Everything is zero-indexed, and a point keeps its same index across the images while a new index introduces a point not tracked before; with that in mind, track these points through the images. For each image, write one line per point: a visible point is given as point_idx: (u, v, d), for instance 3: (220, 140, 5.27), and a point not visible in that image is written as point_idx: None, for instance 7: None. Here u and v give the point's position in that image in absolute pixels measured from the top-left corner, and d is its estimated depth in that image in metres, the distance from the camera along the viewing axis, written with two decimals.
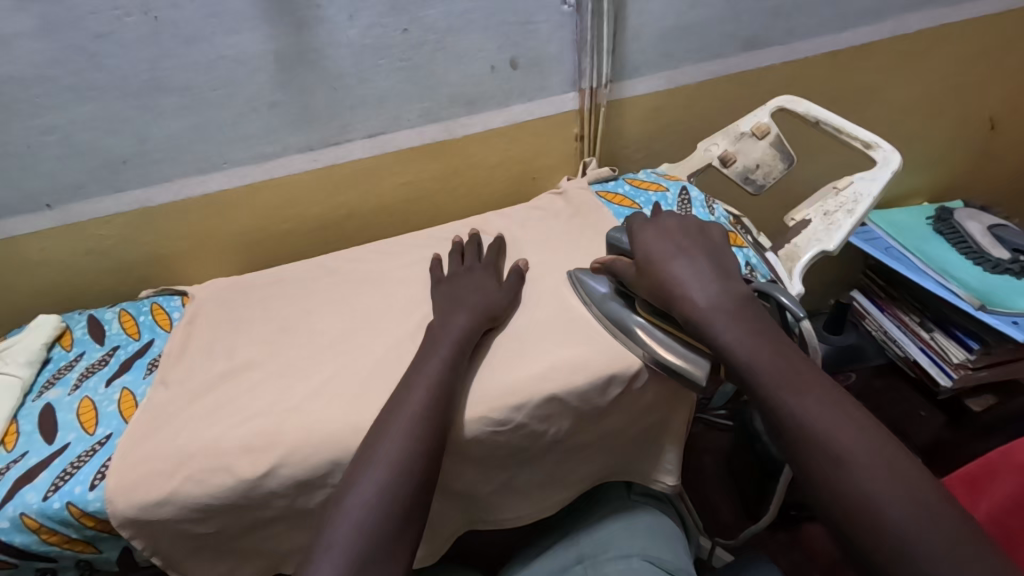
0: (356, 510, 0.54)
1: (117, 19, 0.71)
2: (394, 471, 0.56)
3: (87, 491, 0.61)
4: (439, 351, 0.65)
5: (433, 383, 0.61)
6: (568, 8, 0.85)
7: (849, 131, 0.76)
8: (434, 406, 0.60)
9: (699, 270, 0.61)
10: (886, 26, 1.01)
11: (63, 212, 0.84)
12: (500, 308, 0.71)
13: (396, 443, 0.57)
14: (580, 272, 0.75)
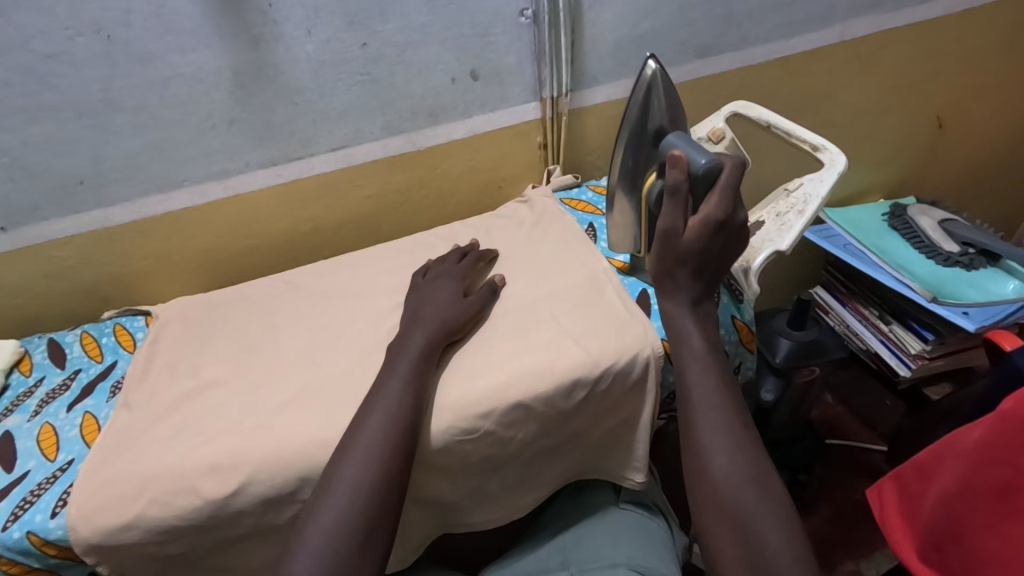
0: (324, 532, 0.54)
1: (68, 40, 0.71)
2: (356, 491, 0.56)
3: (48, 519, 0.60)
4: (400, 368, 0.65)
5: (402, 397, 0.62)
6: (525, 20, 0.87)
7: (798, 134, 0.78)
8: (399, 422, 0.60)
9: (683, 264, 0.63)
10: (832, 32, 1.05)
11: (18, 235, 0.83)
12: (462, 319, 0.71)
13: (363, 461, 0.58)
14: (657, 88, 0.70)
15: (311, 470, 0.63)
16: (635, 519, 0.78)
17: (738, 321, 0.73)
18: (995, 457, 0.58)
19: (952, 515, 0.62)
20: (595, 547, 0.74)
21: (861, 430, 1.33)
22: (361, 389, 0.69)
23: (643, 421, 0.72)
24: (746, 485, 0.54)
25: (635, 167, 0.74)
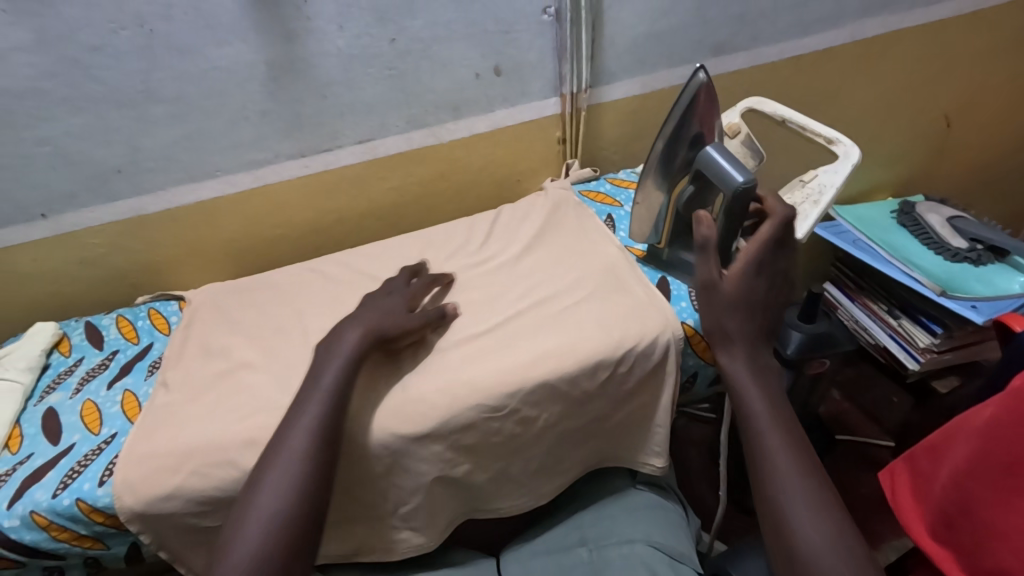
0: (248, 545, 0.53)
1: (112, 32, 0.74)
2: (277, 504, 0.55)
3: (97, 487, 0.63)
4: (320, 380, 0.63)
5: (330, 401, 0.61)
6: (547, 17, 0.90)
7: (813, 129, 0.81)
8: (326, 429, 0.60)
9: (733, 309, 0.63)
10: (844, 32, 1.08)
11: (57, 222, 0.86)
12: (403, 328, 0.70)
13: (283, 476, 0.57)
14: (701, 95, 0.66)
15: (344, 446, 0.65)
16: (652, 502, 0.81)
17: None
18: (1000, 434, 0.61)
19: (960, 492, 0.64)
20: (614, 526, 0.77)
21: (869, 426, 1.35)
22: (390, 369, 0.71)
23: (663, 403, 0.74)
24: (806, 506, 0.53)
25: (669, 169, 0.71)
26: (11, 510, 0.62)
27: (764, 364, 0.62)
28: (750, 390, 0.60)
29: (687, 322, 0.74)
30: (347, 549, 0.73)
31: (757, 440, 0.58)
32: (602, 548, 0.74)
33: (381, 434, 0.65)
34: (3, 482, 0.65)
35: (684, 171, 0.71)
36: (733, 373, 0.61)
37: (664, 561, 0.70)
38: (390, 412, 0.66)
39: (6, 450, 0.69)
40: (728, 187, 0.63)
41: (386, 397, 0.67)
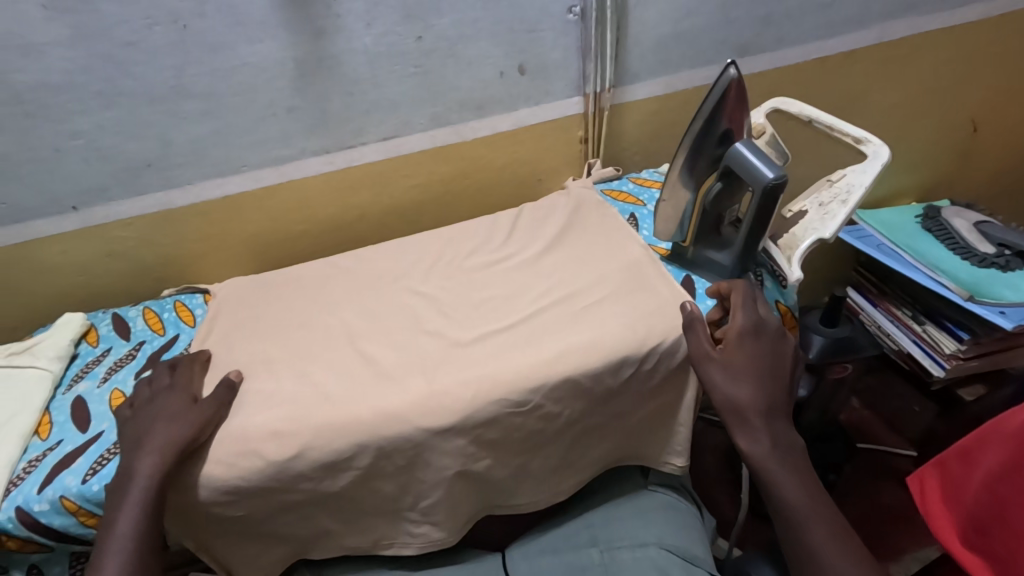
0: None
1: (147, 28, 0.75)
2: (130, 542, 0.59)
3: None
4: (153, 434, 0.63)
5: (164, 453, 0.61)
6: (572, 17, 0.90)
7: (840, 128, 0.80)
8: (164, 473, 0.61)
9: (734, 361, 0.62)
10: (870, 33, 1.07)
11: (87, 214, 0.87)
12: (193, 427, 0.64)
13: (130, 519, 0.59)
14: (734, 90, 0.65)
15: (366, 439, 0.65)
16: (665, 503, 0.80)
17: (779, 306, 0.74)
18: None
19: (993, 497, 0.63)
20: (621, 526, 0.78)
21: (890, 434, 1.33)
22: (413, 363, 0.72)
23: (686, 403, 0.74)
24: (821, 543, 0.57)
25: (697, 165, 0.70)
26: (41, 494, 0.63)
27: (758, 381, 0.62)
28: (782, 478, 0.58)
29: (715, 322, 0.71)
30: (367, 541, 0.73)
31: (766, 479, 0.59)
32: (614, 550, 0.74)
33: (405, 427, 0.66)
34: (33, 467, 0.66)
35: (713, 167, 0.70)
36: (735, 402, 0.61)
37: (680, 567, 0.71)
38: (414, 405, 0.66)
39: (36, 436, 0.70)
40: (758, 182, 0.63)
41: (410, 391, 0.67)
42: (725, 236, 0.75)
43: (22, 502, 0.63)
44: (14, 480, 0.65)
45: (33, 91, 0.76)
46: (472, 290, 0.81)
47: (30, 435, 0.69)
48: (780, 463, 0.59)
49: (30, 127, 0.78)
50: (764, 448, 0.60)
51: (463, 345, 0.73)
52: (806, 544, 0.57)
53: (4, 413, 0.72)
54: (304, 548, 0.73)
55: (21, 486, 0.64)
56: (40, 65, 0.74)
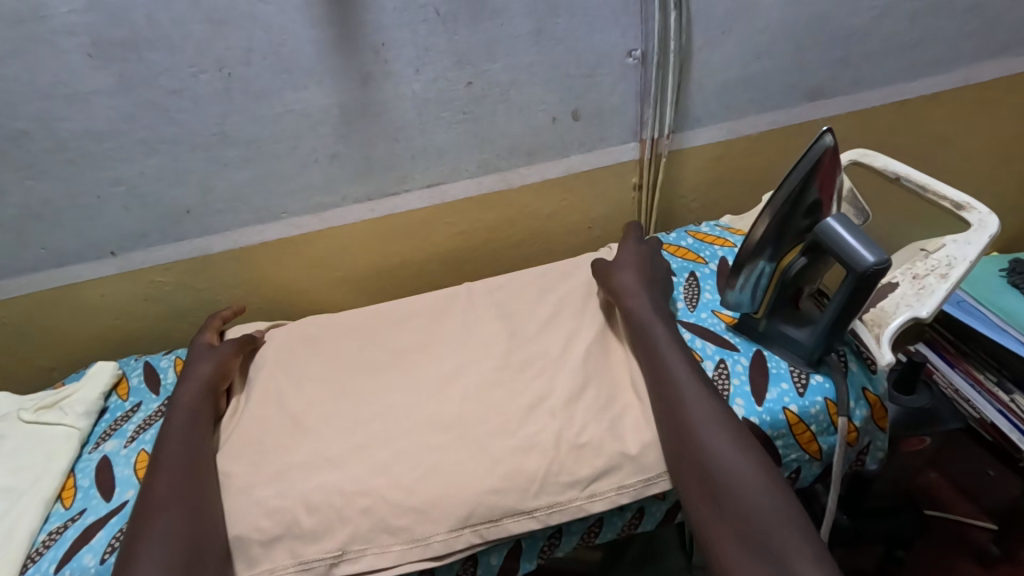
0: (163, 487, 0.59)
1: (192, 76, 0.73)
2: (180, 460, 0.62)
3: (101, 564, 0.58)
4: (193, 369, 0.74)
5: (203, 384, 0.72)
6: (632, 61, 0.85)
7: (935, 189, 0.71)
8: (195, 441, 0.65)
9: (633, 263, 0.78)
10: (957, 75, 0.98)
11: (125, 259, 0.85)
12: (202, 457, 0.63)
13: (178, 441, 0.64)
14: (825, 158, 0.56)
15: (401, 527, 0.59)
16: None
17: (867, 393, 0.64)
18: None
19: None
20: None
21: (961, 501, 1.21)
22: (458, 437, 0.65)
23: None
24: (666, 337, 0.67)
25: (778, 239, 0.62)
26: (59, 574, 0.58)
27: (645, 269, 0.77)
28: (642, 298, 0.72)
29: (790, 408, 0.62)
30: (332, 550, 0.58)
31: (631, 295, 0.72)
32: None
33: (443, 519, 0.59)
34: (53, 540, 0.62)
35: (795, 239, 0.62)
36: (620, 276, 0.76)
37: None
38: (455, 491, 0.60)
39: (60, 503, 0.66)
40: (853, 264, 0.55)
41: (451, 471, 0.62)
42: (804, 310, 0.67)
43: None
44: (33, 553, 0.61)
45: (76, 139, 0.74)
46: (519, 352, 0.75)
47: (53, 501, 0.66)
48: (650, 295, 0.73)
49: (72, 174, 0.76)
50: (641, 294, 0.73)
51: (505, 416, 0.67)
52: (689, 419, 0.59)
53: (31, 474, 0.69)
54: (256, 571, 0.57)
55: (39, 561, 0.60)
56: (85, 113, 0.72)
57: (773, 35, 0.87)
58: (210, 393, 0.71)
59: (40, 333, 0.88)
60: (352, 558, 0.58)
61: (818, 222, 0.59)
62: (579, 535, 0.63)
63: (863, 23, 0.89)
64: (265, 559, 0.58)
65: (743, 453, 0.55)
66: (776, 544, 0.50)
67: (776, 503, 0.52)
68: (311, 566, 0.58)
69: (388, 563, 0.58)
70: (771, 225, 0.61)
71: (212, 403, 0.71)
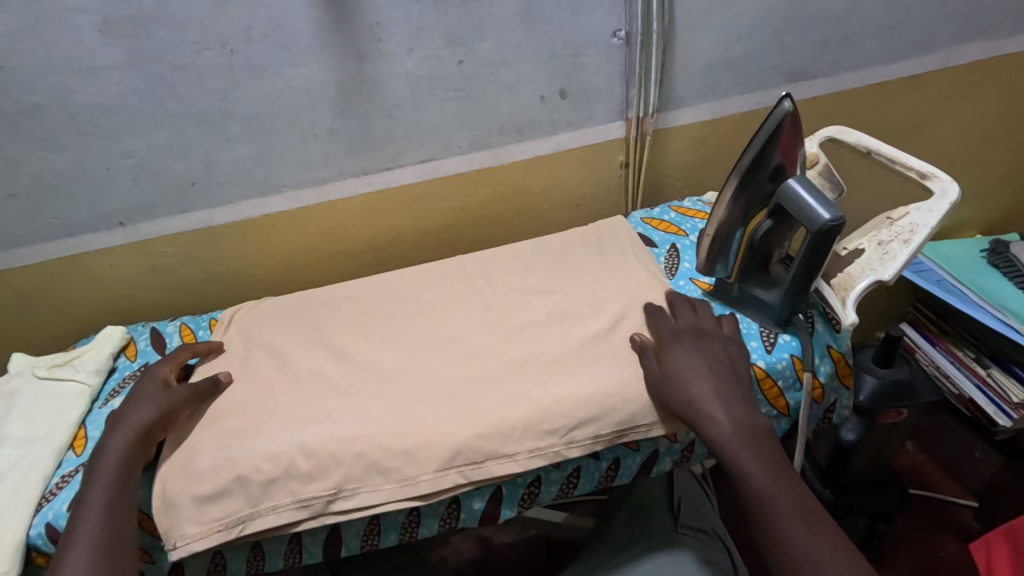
0: (78, 574, 0.55)
1: (196, 53, 0.77)
2: (100, 514, 0.59)
3: None
4: (138, 407, 0.66)
5: (140, 431, 0.64)
6: (617, 41, 0.88)
7: (903, 161, 0.74)
8: (120, 485, 0.61)
9: (679, 337, 0.67)
10: (936, 58, 1.01)
11: (133, 230, 0.89)
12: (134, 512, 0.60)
13: (103, 496, 0.60)
14: (787, 120, 0.60)
15: (391, 468, 0.63)
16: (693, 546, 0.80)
17: (832, 351, 0.68)
18: None
19: None
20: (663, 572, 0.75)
21: (946, 482, 1.23)
22: (446, 391, 0.69)
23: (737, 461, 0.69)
24: (735, 424, 0.60)
25: (746, 203, 0.65)
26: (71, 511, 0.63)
27: (695, 348, 0.66)
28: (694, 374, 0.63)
29: (758, 364, 0.66)
30: (328, 489, 0.63)
31: (685, 371, 0.64)
32: None
33: (431, 461, 0.63)
34: (66, 483, 0.66)
35: (762, 202, 0.66)
36: (662, 342, 0.68)
37: None
38: (441, 438, 0.64)
39: (72, 451, 0.70)
40: (813, 222, 0.59)
41: (438, 422, 0.65)
42: (774, 274, 0.70)
43: (53, 518, 0.63)
44: (47, 494, 0.66)
45: (87, 112, 0.78)
46: (505, 316, 0.79)
47: (66, 449, 0.70)
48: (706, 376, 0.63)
49: (83, 146, 0.80)
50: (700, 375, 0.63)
51: (491, 375, 0.71)
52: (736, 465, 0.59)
53: (43, 427, 0.73)
54: (257, 510, 0.62)
55: (52, 501, 0.65)
56: (96, 87, 0.76)
57: (754, 17, 0.90)
58: (145, 439, 0.64)
59: (53, 299, 0.93)
60: (348, 496, 0.63)
61: (782, 184, 0.63)
62: (557, 485, 0.67)
63: (842, 7, 0.92)
64: (266, 499, 0.62)
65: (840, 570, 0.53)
66: None
67: None
68: (310, 503, 0.62)
69: (380, 500, 0.62)
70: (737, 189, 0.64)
71: (146, 447, 0.64)
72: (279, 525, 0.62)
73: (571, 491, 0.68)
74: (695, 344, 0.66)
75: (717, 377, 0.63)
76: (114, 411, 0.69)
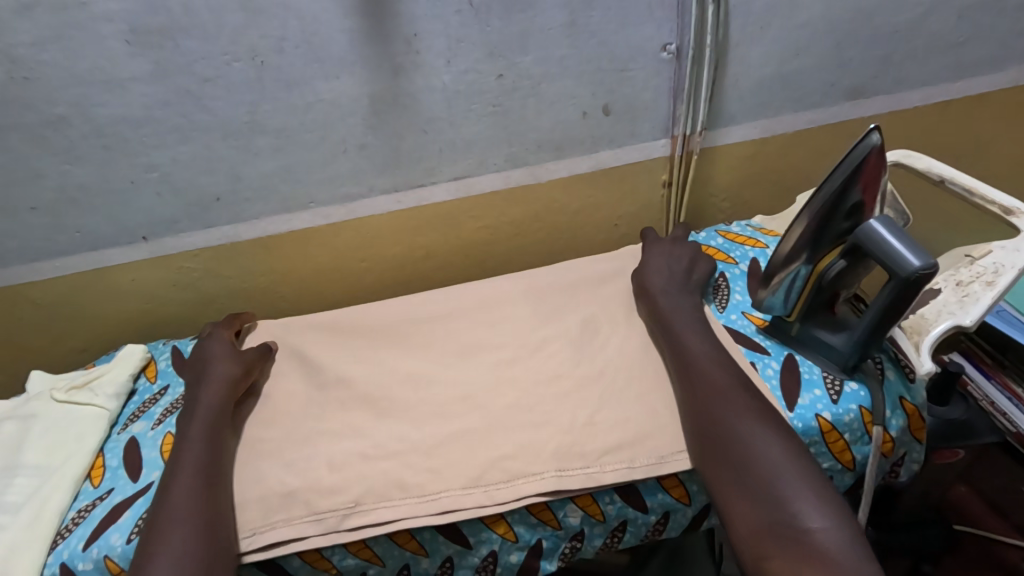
0: (188, 503, 0.56)
1: (226, 64, 0.73)
2: (196, 463, 0.60)
3: (124, 544, 0.59)
4: (211, 372, 0.70)
5: (221, 387, 0.68)
6: (667, 55, 0.83)
7: (983, 193, 0.68)
8: (213, 432, 0.63)
9: (661, 271, 0.75)
10: (1005, 76, 0.94)
11: (156, 245, 0.86)
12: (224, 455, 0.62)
13: (200, 447, 0.61)
14: (876, 154, 0.55)
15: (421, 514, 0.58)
16: None
17: (904, 403, 0.62)
18: None
19: None
20: None
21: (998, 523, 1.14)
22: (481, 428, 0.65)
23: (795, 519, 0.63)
24: (687, 325, 0.68)
25: (818, 241, 0.60)
26: (86, 552, 0.59)
27: (669, 279, 0.74)
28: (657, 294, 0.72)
29: (823, 415, 0.61)
30: (346, 502, 0.59)
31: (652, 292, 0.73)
32: None
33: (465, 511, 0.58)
34: (82, 518, 0.63)
35: (836, 241, 0.60)
36: (650, 282, 0.74)
37: None
38: (475, 483, 0.60)
39: (89, 482, 0.67)
40: (898, 268, 0.53)
41: (472, 464, 0.61)
42: (841, 316, 0.64)
43: (67, 558, 0.59)
44: (62, 530, 0.63)
45: (112, 125, 0.75)
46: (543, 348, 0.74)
47: (83, 479, 0.67)
48: (669, 301, 0.71)
49: (108, 159, 0.77)
50: (670, 300, 0.71)
51: (529, 411, 0.66)
52: (701, 382, 0.61)
53: (61, 453, 0.70)
54: (269, 522, 0.58)
55: (68, 538, 0.61)
56: (121, 99, 0.73)
57: (814, 31, 0.84)
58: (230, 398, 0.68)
59: (73, 314, 0.90)
60: (365, 511, 0.59)
61: (861, 223, 0.57)
62: (601, 538, 0.61)
63: (909, 20, 0.86)
64: (280, 510, 0.59)
65: (763, 426, 0.57)
66: (783, 493, 0.52)
67: (825, 507, 0.51)
68: (323, 517, 0.58)
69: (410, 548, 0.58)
70: (809, 225, 0.59)
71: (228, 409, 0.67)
72: (291, 538, 0.58)
73: (614, 544, 0.63)
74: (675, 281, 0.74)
75: (678, 301, 0.71)
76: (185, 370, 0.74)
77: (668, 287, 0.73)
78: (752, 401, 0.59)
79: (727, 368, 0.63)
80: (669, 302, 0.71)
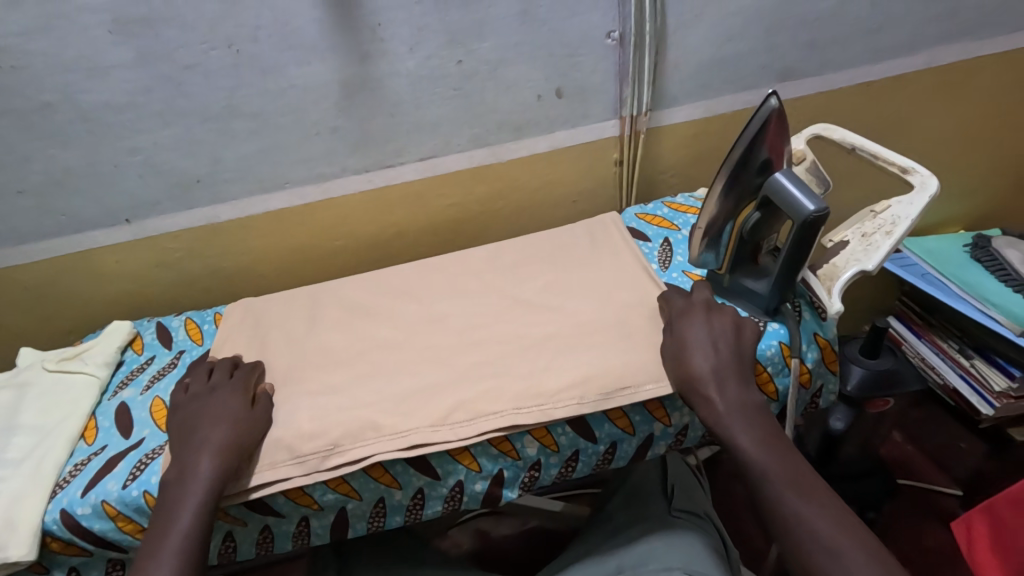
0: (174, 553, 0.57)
1: (203, 52, 0.79)
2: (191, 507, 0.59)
3: (121, 488, 0.64)
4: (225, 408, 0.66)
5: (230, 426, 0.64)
6: (611, 42, 0.91)
7: (886, 157, 0.76)
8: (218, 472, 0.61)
9: (705, 342, 0.66)
10: (919, 58, 1.04)
11: (139, 227, 0.91)
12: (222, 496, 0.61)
13: (197, 493, 0.59)
14: (775, 117, 0.64)
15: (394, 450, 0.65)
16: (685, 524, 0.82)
17: (818, 338, 0.71)
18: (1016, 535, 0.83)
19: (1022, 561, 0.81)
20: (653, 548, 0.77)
21: (932, 470, 1.25)
22: (449, 377, 0.72)
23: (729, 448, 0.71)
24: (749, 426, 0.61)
25: (735, 197, 0.69)
26: (84, 498, 0.64)
27: (717, 343, 0.66)
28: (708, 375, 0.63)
29: None
30: (326, 445, 0.65)
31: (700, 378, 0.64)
32: None
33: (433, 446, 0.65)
34: (78, 470, 0.68)
35: (748, 195, 0.69)
36: (689, 340, 0.67)
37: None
38: (441, 422, 0.66)
39: (83, 441, 0.72)
40: (798, 214, 0.62)
41: (440, 406, 0.68)
42: (763, 265, 0.73)
43: (66, 504, 0.64)
44: (60, 482, 0.68)
45: (96, 110, 0.80)
46: (505, 307, 0.81)
47: (77, 439, 0.72)
48: (723, 382, 0.64)
49: (93, 143, 0.82)
50: (723, 380, 0.63)
51: (491, 361, 0.73)
52: (801, 538, 0.55)
53: (54, 418, 0.75)
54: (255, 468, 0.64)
55: (66, 488, 0.66)
56: (105, 86, 0.78)
57: (745, 18, 0.93)
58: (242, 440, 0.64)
59: (58, 295, 0.94)
60: (343, 452, 0.64)
61: (769, 178, 0.66)
62: (557, 468, 0.69)
63: (829, 8, 0.95)
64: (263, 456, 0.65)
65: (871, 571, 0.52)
66: None
67: None
68: (305, 460, 0.64)
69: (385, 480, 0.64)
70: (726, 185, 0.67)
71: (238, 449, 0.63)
72: (272, 481, 0.63)
73: (569, 474, 0.71)
74: (726, 345, 0.66)
75: (734, 383, 0.64)
76: (195, 395, 0.69)
77: (719, 354, 0.65)
78: (849, 536, 0.54)
79: (811, 490, 0.57)
80: (730, 395, 0.63)
